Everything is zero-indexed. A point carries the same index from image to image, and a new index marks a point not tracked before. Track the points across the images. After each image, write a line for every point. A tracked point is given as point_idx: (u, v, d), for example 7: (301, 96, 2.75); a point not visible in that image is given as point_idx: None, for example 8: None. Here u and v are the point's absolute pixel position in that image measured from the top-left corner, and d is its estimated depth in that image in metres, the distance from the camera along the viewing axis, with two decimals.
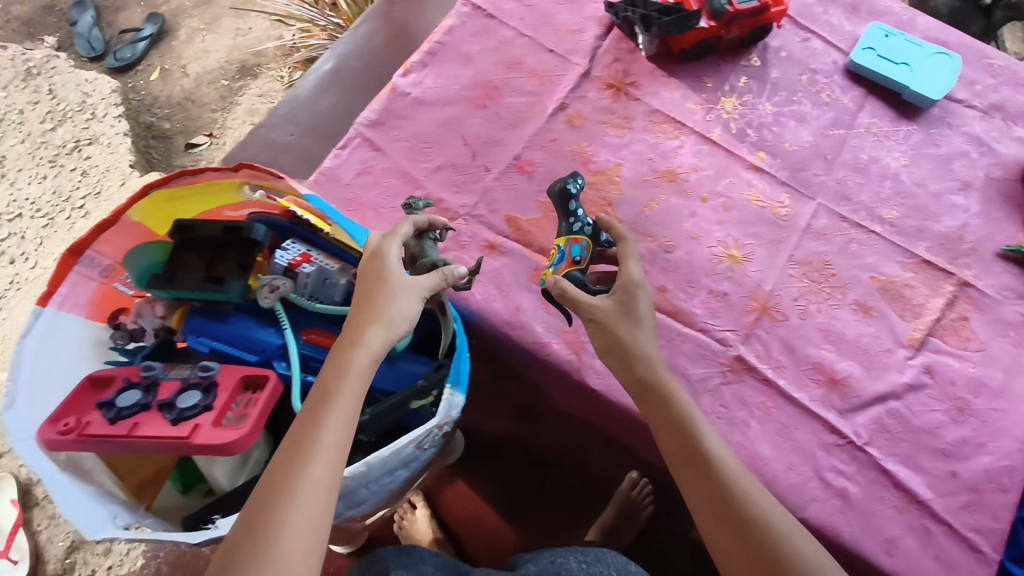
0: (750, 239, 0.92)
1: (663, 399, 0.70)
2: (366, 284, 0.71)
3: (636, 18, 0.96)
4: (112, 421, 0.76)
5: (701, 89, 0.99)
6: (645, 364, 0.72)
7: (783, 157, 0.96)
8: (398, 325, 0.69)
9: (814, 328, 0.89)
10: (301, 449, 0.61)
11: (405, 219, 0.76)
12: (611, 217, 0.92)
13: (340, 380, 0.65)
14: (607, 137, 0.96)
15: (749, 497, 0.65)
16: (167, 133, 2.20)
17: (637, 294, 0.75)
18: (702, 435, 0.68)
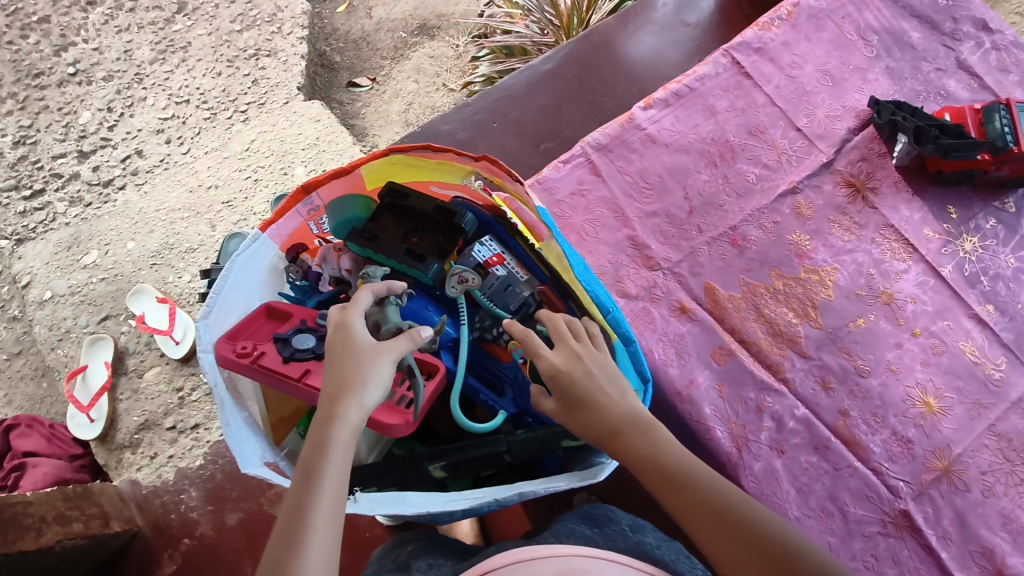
0: (952, 391, 0.84)
1: (640, 462, 0.63)
2: (335, 353, 0.64)
3: (908, 125, 0.90)
4: (285, 360, 0.75)
5: (945, 219, 0.92)
6: (611, 438, 0.64)
7: (1012, 317, 0.88)
8: (376, 389, 0.62)
9: (996, 511, 0.79)
10: (288, 535, 0.53)
11: (364, 292, 0.69)
12: (811, 319, 0.86)
13: (324, 456, 0.57)
14: (831, 236, 0.91)
15: (771, 527, 0.58)
16: (335, 66, 2.20)
17: (570, 380, 0.66)
18: (697, 483, 0.61)
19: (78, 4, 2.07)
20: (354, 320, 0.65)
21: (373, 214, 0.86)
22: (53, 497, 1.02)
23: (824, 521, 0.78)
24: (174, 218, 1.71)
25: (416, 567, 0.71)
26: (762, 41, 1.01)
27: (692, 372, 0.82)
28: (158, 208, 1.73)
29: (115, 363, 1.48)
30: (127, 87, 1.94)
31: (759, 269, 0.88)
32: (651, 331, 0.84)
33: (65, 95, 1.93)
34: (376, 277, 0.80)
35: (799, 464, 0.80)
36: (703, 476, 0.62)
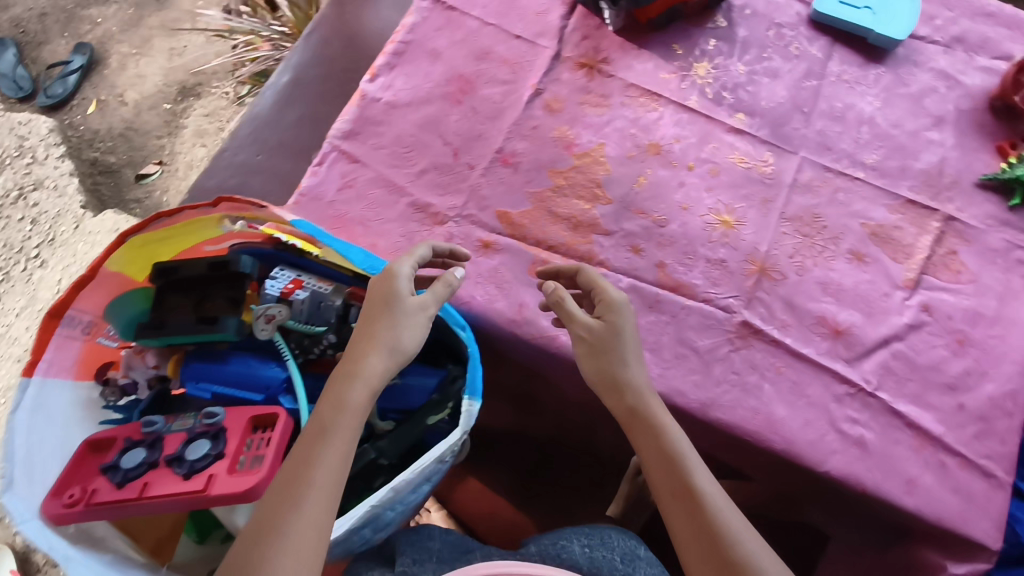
0: (740, 202, 0.92)
1: (654, 433, 0.74)
2: (372, 308, 0.74)
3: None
4: (120, 485, 0.71)
5: (675, 58, 0.99)
6: (642, 409, 0.75)
7: (761, 115, 0.97)
8: (391, 360, 0.72)
9: (813, 283, 0.89)
10: (307, 471, 0.65)
11: (424, 242, 0.77)
12: (601, 198, 0.90)
13: (336, 419, 0.68)
14: (587, 117, 0.94)
15: (729, 530, 0.68)
16: (114, 167, 1.93)
17: (610, 341, 0.77)
18: (694, 469, 0.72)
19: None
20: (398, 269, 0.75)
21: (156, 301, 0.82)
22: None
23: (684, 364, 0.84)
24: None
25: (400, 564, 0.77)
26: None
27: (519, 295, 0.85)
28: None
29: (21, 565, 1.35)
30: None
31: (538, 176, 0.91)
32: (468, 280, 0.85)
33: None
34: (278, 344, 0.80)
35: (642, 328, 0.85)
36: (701, 468, 0.73)
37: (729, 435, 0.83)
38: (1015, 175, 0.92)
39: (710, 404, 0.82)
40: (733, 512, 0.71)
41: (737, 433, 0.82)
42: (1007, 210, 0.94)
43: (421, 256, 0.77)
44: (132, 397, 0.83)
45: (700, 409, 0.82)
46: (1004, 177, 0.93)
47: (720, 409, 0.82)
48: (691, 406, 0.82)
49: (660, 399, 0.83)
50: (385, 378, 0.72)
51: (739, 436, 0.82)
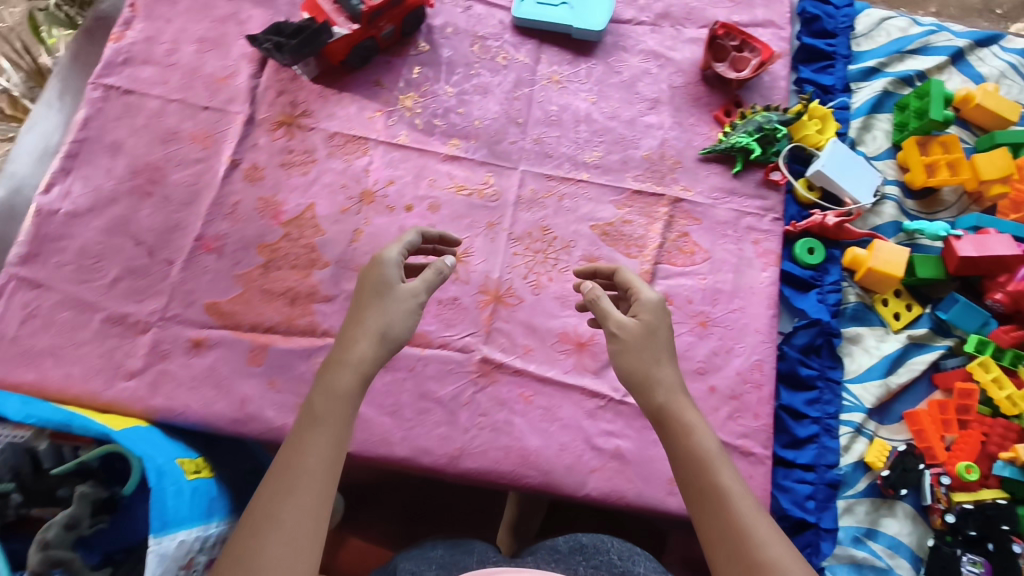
0: (465, 232, 0.89)
1: (679, 433, 0.62)
2: (365, 288, 0.66)
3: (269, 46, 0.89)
4: None
5: (378, 95, 0.94)
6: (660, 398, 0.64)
7: (475, 136, 0.94)
8: (399, 333, 0.63)
9: (551, 298, 0.87)
10: (284, 473, 0.55)
11: (412, 228, 0.71)
12: (318, 263, 0.86)
13: (329, 404, 0.59)
14: (291, 180, 0.89)
15: (759, 541, 0.55)
16: None
17: (648, 335, 0.65)
18: (716, 458, 0.60)
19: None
20: (387, 254, 0.67)
21: None
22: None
23: (427, 420, 0.80)
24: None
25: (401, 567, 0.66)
26: (125, 52, 0.94)
27: (242, 390, 0.80)
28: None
29: None
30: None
31: (246, 255, 0.85)
32: (182, 387, 0.79)
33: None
34: None
35: (378, 391, 0.81)
36: (721, 460, 0.60)
37: (488, 482, 0.79)
38: (729, 144, 0.93)
39: (460, 456, 0.79)
40: (761, 516, 0.57)
41: (493, 478, 0.79)
42: (732, 178, 0.94)
43: (410, 242, 0.69)
44: None
45: (449, 463, 0.78)
46: (721, 147, 0.93)
47: (470, 458, 0.78)
48: (440, 462, 0.78)
49: (407, 463, 0.79)
50: (376, 365, 0.62)
51: (496, 481, 0.78)
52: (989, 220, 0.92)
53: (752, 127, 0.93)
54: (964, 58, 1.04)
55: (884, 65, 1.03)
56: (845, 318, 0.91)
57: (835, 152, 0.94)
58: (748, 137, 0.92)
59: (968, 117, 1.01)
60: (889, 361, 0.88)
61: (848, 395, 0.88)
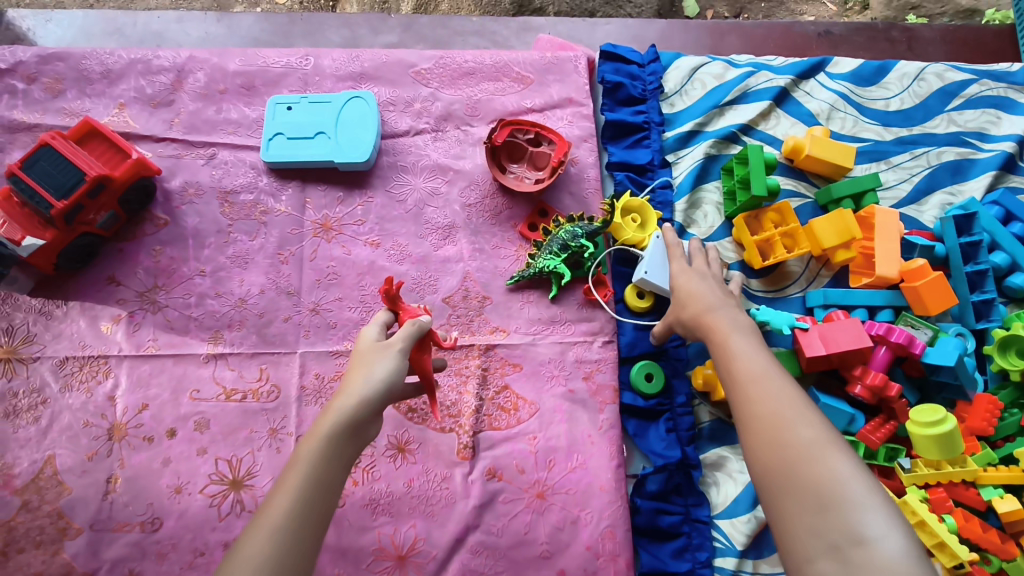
0: (243, 449, 0.74)
1: (723, 356, 0.61)
2: (355, 361, 0.62)
3: None
4: None
5: (114, 295, 0.79)
6: (699, 314, 0.67)
7: (241, 323, 0.79)
8: (379, 379, 0.59)
9: (358, 507, 0.73)
10: (262, 516, 0.52)
11: (384, 312, 0.68)
12: (68, 532, 0.70)
13: (305, 445, 0.56)
14: (20, 432, 0.73)
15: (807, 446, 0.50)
16: None
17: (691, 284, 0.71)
18: (729, 337, 0.62)
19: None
20: (371, 328, 0.66)
21: None
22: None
23: None
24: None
25: None
26: None
27: None
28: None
29: None
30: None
31: None
32: None
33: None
34: None
35: None
36: (756, 368, 0.58)
37: None
38: (536, 270, 0.79)
39: None
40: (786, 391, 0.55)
41: None
42: (550, 305, 0.82)
43: (385, 321, 0.67)
44: None
45: None
46: (528, 274, 0.80)
47: None
48: None
49: None
50: (372, 413, 0.58)
51: None
52: (837, 294, 0.82)
53: (557, 246, 0.80)
54: (789, 96, 0.94)
55: (703, 125, 0.91)
56: (703, 440, 0.79)
57: (657, 250, 0.81)
58: (555, 260, 0.79)
59: (802, 167, 0.90)
60: (755, 487, 0.76)
61: (718, 535, 0.75)
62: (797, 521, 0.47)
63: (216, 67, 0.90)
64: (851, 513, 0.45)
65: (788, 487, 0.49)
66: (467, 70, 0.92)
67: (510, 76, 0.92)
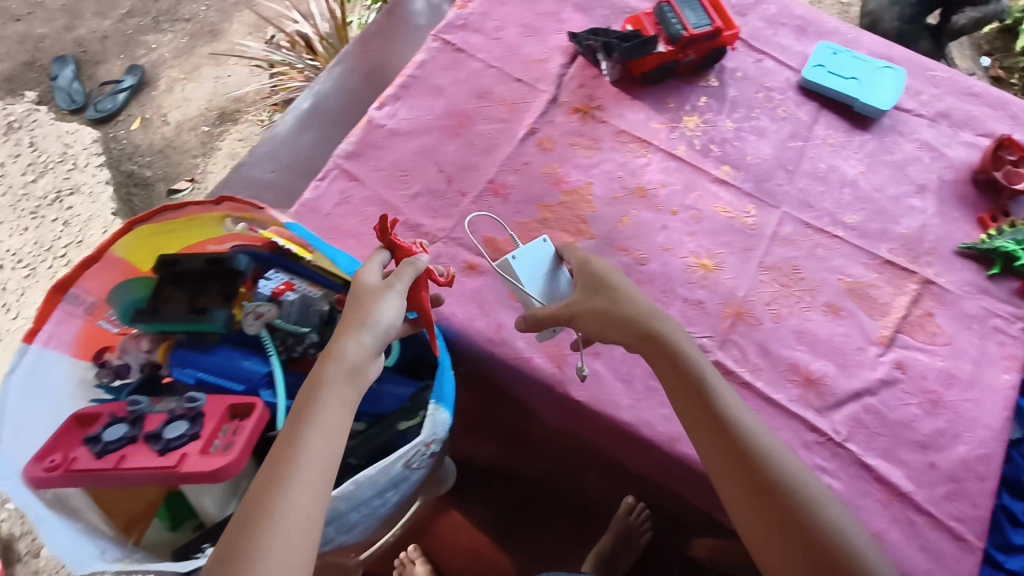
0: (721, 248, 0.96)
1: (671, 361, 0.76)
2: (360, 309, 0.73)
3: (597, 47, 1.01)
4: (160, 453, 0.76)
5: (665, 111, 1.03)
6: (648, 316, 0.79)
7: (746, 169, 1.00)
8: (379, 329, 0.72)
9: (789, 331, 0.91)
10: (277, 476, 0.63)
11: (378, 250, 0.80)
12: (585, 233, 0.95)
13: (316, 393, 0.68)
14: (577, 158, 0.99)
15: (788, 481, 0.69)
16: (148, 181, 2.27)
17: (616, 280, 0.82)
18: (664, 336, 0.77)
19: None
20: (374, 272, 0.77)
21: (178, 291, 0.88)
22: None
23: (655, 398, 0.87)
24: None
25: None
26: (463, 18, 1.08)
27: (500, 317, 0.90)
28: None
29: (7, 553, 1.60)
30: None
31: (526, 209, 0.96)
32: (451, 296, 0.90)
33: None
34: (291, 343, 0.87)
35: (616, 358, 0.89)
36: (705, 387, 0.74)
37: (693, 471, 0.84)
38: (993, 246, 0.94)
39: (679, 438, 0.84)
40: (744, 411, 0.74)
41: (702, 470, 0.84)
42: (986, 279, 0.95)
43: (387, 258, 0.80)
44: (140, 403, 0.83)
45: (667, 442, 0.84)
46: (983, 247, 0.95)
47: (688, 444, 0.84)
48: (658, 438, 0.84)
49: (627, 428, 0.85)
50: (370, 355, 0.71)
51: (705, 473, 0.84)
52: None
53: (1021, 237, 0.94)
54: None
55: None
56: None
57: (539, 248, 0.87)
58: (1015, 245, 0.93)
59: None
60: None
61: None
62: (770, 540, 0.68)
63: (786, 7, 1.14)
64: (847, 546, 0.67)
65: (760, 500, 0.69)
66: (973, 92, 1.09)
67: (1008, 111, 1.08)
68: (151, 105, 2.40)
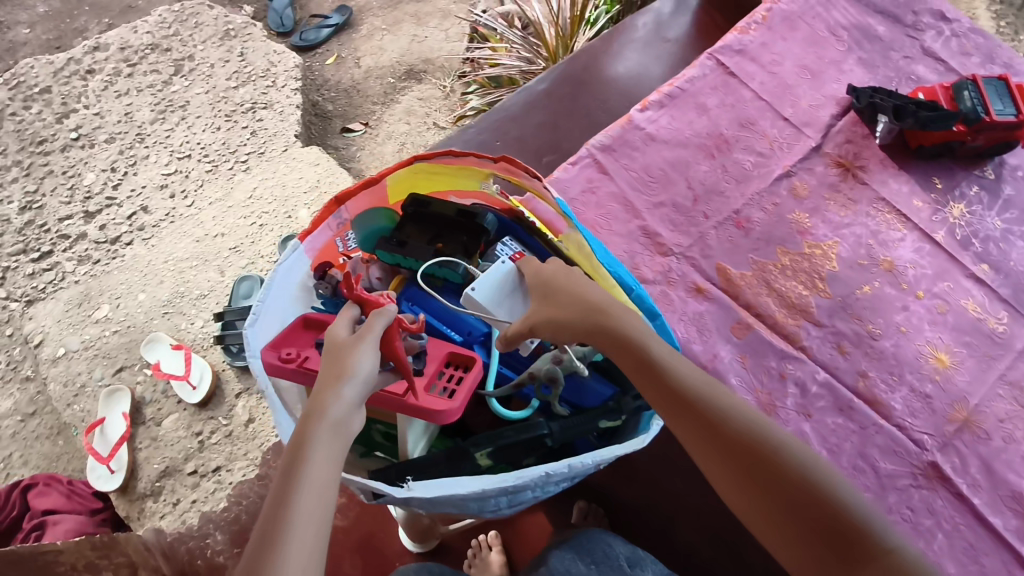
0: (961, 347, 0.89)
1: (624, 351, 0.66)
2: (334, 367, 0.66)
3: (887, 106, 0.97)
4: None
5: (932, 190, 0.99)
6: (565, 302, 0.71)
7: (1007, 274, 0.93)
8: (362, 383, 0.65)
9: (1019, 456, 0.82)
10: (275, 517, 0.55)
11: (352, 304, 0.75)
12: (821, 290, 0.91)
13: (311, 430, 0.60)
14: (829, 212, 0.97)
15: (752, 440, 0.60)
16: (328, 114, 2.27)
17: (554, 280, 0.73)
18: (623, 324, 0.68)
19: (76, 151, 1.96)
20: (338, 330, 0.71)
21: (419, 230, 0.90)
22: (80, 546, 1.00)
23: (858, 478, 0.81)
24: (202, 302, 1.66)
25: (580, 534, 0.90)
26: (742, 44, 1.09)
27: (715, 347, 0.87)
28: (193, 297, 1.66)
29: (133, 413, 1.47)
30: (157, 228, 1.83)
31: (766, 248, 0.94)
32: (672, 312, 0.89)
33: (54, 272, 1.75)
34: None
35: (826, 426, 0.84)
36: (643, 368, 0.65)
37: None
38: None
39: None
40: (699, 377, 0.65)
41: None
42: None
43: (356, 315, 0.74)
44: None
45: None
46: None
47: None
48: None
49: None
50: (358, 405, 0.64)
51: None
52: None
53: None
54: None
55: None
56: None
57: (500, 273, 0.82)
58: None
59: None
60: None
61: None
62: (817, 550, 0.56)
63: None
64: (856, 513, 0.56)
65: (782, 494, 0.58)
66: None
67: None
68: (355, 44, 2.46)
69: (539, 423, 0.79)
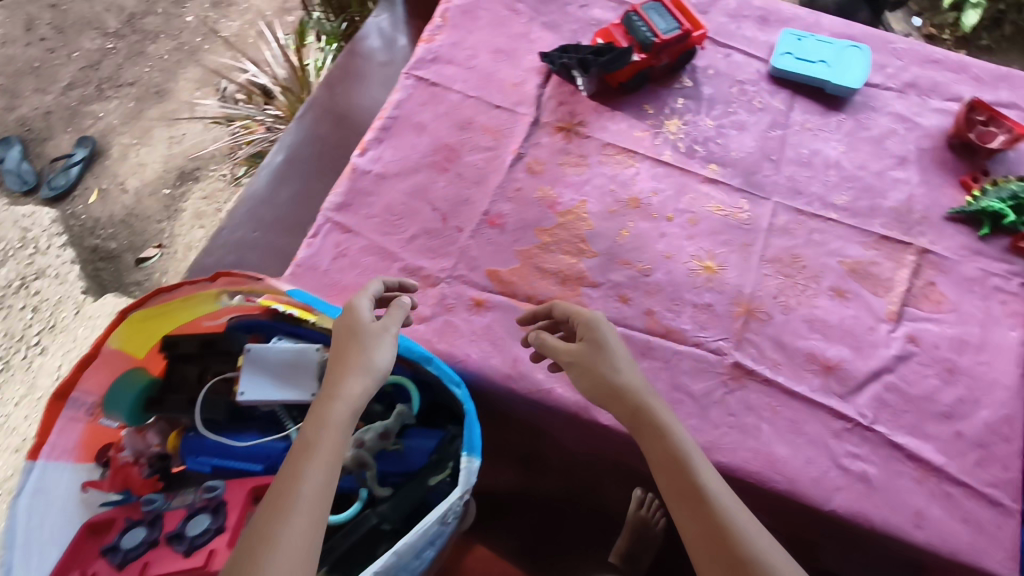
0: (721, 247, 0.95)
1: (653, 433, 0.70)
2: (359, 355, 0.71)
3: (573, 63, 1.03)
4: (187, 553, 0.72)
5: (646, 116, 1.05)
6: (620, 387, 0.74)
7: (733, 165, 1.01)
8: (381, 371, 0.71)
9: (799, 320, 0.90)
10: (279, 501, 0.60)
11: (374, 280, 0.80)
12: (587, 252, 0.94)
13: (318, 434, 0.65)
14: (567, 177, 0.99)
15: (728, 525, 0.64)
16: (115, 253, 1.95)
17: (598, 336, 0.77)
18: (663, 412, 0.72)
19: None
20: (357, 301, 0.75)
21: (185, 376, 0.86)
22: None
23: (680, 409, 0.84)
24: None
25: None
26: (434, 52, 1.10)
27: (514, 351, 0.86)
28: None
29: None
30: None
31: (525, 235, 0.95)
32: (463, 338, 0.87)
33: None
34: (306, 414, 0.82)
35: None
36: (680, 463, 0.68)
37: (730, 478, 0.81)
38: (980, 207, 0.95)
39: (710, 448, 0.82)
40: (714, 475, 0.68)
41: (741, 476, 0.81)
42: (978, 241, 0.96)
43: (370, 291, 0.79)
44: (157, 499, 0.78)
45: (699, 453, 0.81)
46: (970, 209, 0.96)
47: (721, 452, 0.81)
48: None
49: None
50: (363, 399, 0.69)
51: (743, 479, 0.81)
52: None
53: (1006, 195, 0.96)
54: None
55: None
56: None
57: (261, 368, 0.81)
58: (1001, 204, 0.95)
59: None
60: None
61: None
62: None
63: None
64: None
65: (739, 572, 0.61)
66: (933, 58, 1.12)
67: (970, 73, 1.10)
68: None
69: (369, 513, 0.77)
